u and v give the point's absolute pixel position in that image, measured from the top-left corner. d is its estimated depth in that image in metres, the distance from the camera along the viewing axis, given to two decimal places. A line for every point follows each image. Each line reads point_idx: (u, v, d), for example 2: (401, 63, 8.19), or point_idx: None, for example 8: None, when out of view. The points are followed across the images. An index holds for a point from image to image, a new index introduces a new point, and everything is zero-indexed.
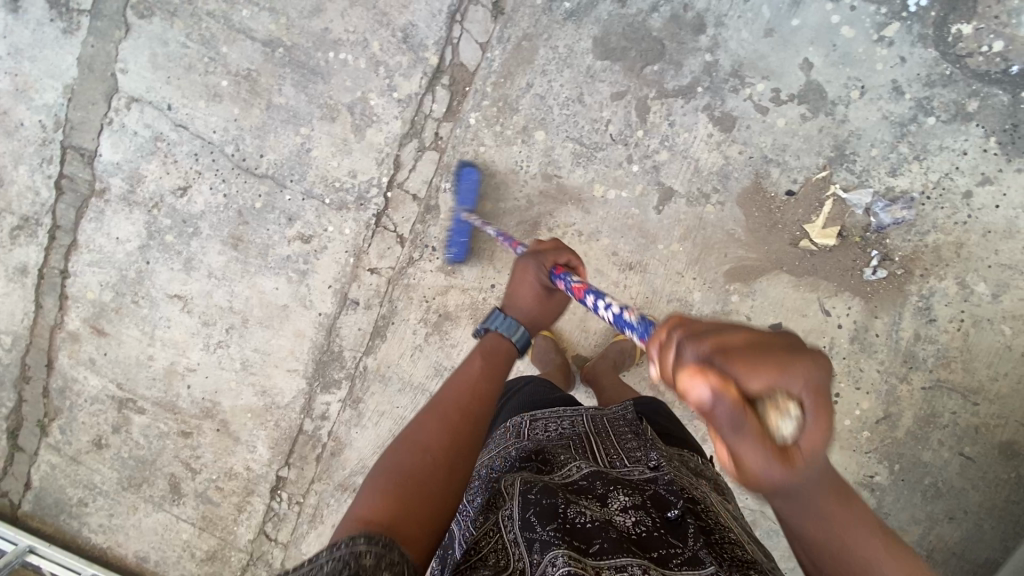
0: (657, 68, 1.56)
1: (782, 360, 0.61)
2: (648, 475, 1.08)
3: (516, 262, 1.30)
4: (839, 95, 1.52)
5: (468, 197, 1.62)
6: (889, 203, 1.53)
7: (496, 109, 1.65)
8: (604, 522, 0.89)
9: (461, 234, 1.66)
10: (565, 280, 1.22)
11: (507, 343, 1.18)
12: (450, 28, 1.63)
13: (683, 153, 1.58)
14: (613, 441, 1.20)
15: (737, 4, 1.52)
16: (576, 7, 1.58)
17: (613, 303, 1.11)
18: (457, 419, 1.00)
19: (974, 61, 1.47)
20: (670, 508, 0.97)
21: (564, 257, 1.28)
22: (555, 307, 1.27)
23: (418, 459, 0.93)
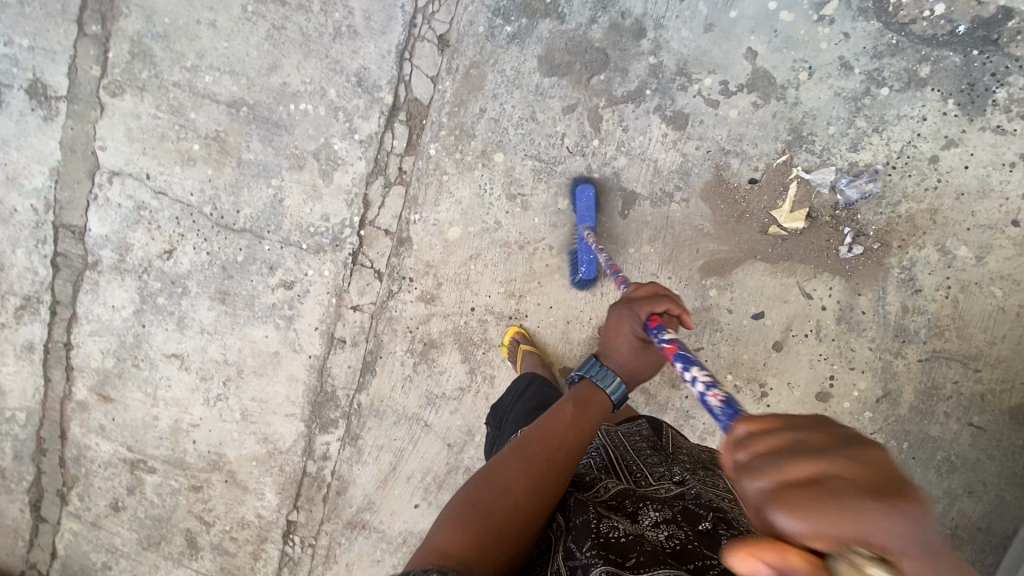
0: (603, 77, 1.59)
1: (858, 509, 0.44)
2: (674, 486, 1.05)
3: (614, 305, 1.22)
4: (788, 79, 1.52)
5: (589, 215, 1.58)
6: (854, 179, 1.51)
7: (453, 137, 1.68)
8: (636, 539, 0.89)
9: (587, 252, 1.61)
10: (660, 335, 1.08)
11: (598, 399, 1.12)
12: (401, 66, 1.69)
13: (640, 156, 1.60)
14: (634, 453, 1.17)
15: (673, 5, 1.55)
16: (517, 29, 1.62)
17: (701, 376, 0.88)
18: (540, 463, 0.99)
19: (918, 27, 1.46)
20: (701, 521, 0.95)
21: (662, 305, 1.13)
22: (647, 363, 1.18)
23: (493, 499, 0.94)
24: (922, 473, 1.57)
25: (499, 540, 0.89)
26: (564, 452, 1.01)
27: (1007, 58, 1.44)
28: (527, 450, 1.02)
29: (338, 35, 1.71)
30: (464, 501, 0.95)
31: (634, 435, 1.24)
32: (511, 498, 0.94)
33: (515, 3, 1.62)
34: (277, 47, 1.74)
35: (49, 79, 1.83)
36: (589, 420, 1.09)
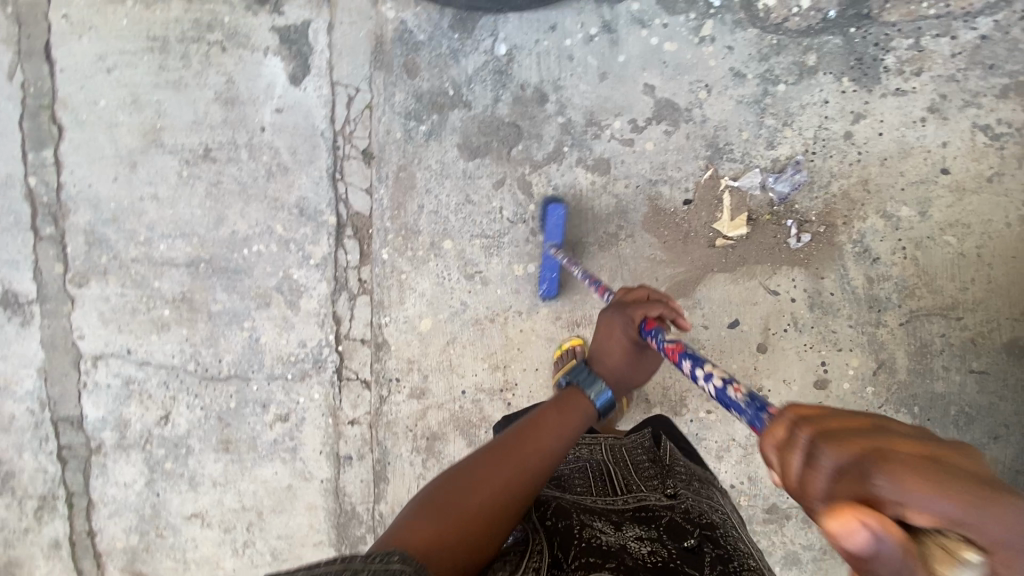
0: (522, 147, 1.67)
1: (961, 491, 0.45)
2: (665, 500, 1.15)
3: (603, 311, 1.31)
4: (689, 101, 1.59)
5: (558, 232, 1.61)
6: (779, 174, 1.56)
7: (400, 237, 1.74)
8: (621, 547, 0.95)
9: (551, 269, 1.65)
10: (656, 336, 1.15)
11: (586, 404, 1.19)
12: (335, 186, 1.77)
13: (577, 208, 1.67)
14: (631, 468, 1.28)
15: (565, 66, 1.64)
16: (432, 125, 1.71)
17: (716, 373, 0.91)
18: (513, 463, 1.02)
19: (793, 23, 1.53)
20: (686, 538, 1.03)
21: (656, 311, 1.22)
22: (637, 364, 1.26)
23: (464, 490, 0.95)
24: (942, 433, 1.55)
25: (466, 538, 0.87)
26: (535, 456, 1.05)
27: (884, 27, 1.50)
28: (500, 451, 1.04)
29: (271, 174, 1.80)
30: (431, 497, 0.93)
31: (635, 448, 1.37)
32: (486, 496, 0.94)
33: (423, 103, 1.71)
34: (219, 201, 1.83)
35: (19, 287, 1.92)
36: (568, 429, 1.14)
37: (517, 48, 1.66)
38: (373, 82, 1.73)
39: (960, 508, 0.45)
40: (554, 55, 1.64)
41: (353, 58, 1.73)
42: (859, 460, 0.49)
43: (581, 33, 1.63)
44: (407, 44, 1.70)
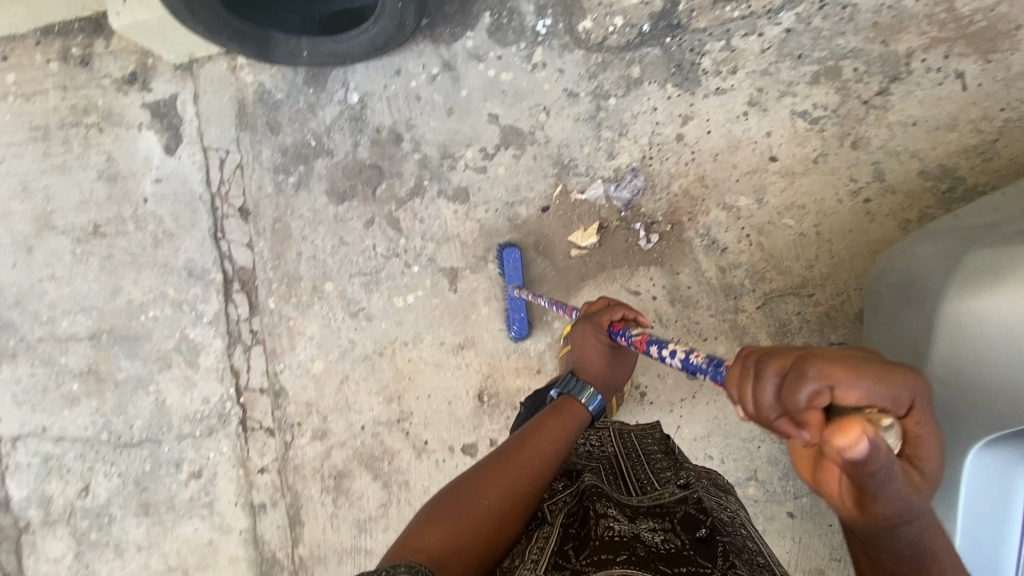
0: (385, 186, 1.75)
1: (877, 371, 0.65)
2: (678, 494, 1.12)
3: (576, 327, 1.41)
4: (532, 125, 1.69)
5: (517, 273, 1.66)
6: (620, 181, 1.67)
7: (284, 286, 1.81)
8: (632, 540, 0.94)
9: (518, 310, 1.68)
10: (625, 337, 1.24)
11: (580, 409, 1.33)
12: (218, 245, 1.85)
13: (445, 237, 1.74)
14: (644, 463, 1.24)
15: (414, 106, 1.74)
16: (300, 176, 1.79)
17: (678, 349, 1.06)
18: (513, 472, 1.12)
19: (612, 40, 1.63)
20: (698, 531, 1.00)
21: (618, 312, 1.32)
22: (617, 364, 1.39)
23: (469, 498, 1.05)
24: None
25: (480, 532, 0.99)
26: (535, 459, 1.16)
27: (695, 33, 1.60)
28: (502, 459, 1.15)
29: (158, 242, 1.88)
30: (439, 506, 1.04)
31: (645, 439, 1.33)
32: (487, 500, 1.05)
33: (289, 157, 1.79)
34: (113, 273, 1.91)
35: None
36: (569, 430, 1.28)
37: (369, 95, 1.75)
38: (241, 143, 1.82)
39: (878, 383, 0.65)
40: (402, 97, 1.74)
41: (220, 124, 1.83)
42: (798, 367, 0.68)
43: (424, 73, 1.73)
44: (267, 104, 1.80)
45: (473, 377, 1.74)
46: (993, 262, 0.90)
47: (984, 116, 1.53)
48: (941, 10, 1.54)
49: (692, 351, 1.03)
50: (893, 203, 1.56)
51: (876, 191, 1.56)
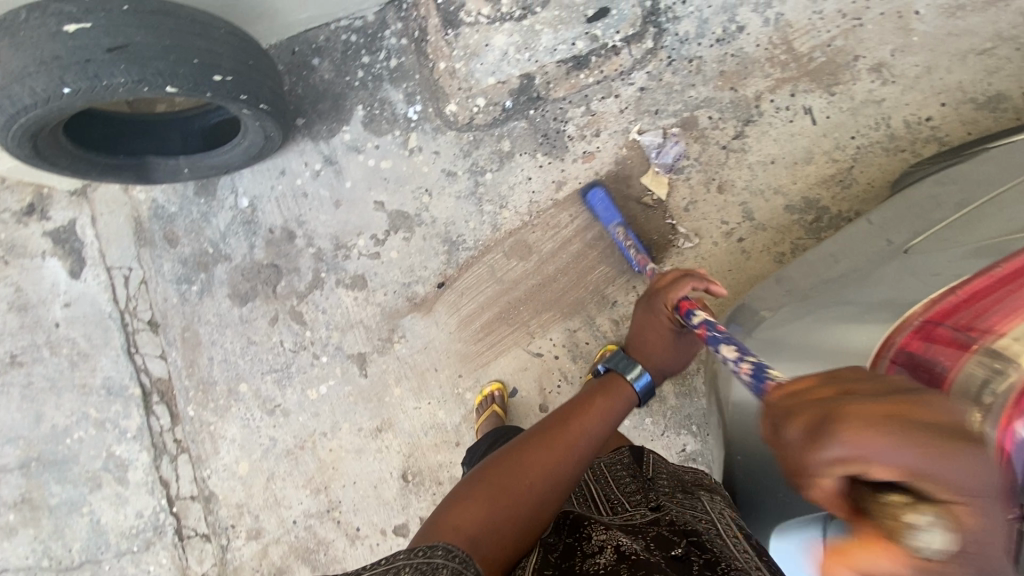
0: (285, 283, 1.79)
1: (908, 435, 0.50)
2: (650, 513, 1.10)
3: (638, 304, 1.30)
4: (417, 206, 1.75)
5: (612, 212, 1.60)
6: (660, 148, 1.63)
7: (200, 392, 1.84)
8: (615, 564, 0.92)
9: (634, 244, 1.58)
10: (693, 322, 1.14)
11: (625, 388, 1.18)
12: (133, 360, 1.87)
13: (348, 324, 1.77)
14: (612, 483, 1.20)
15: (302, 203, 1.78)
16: (202, 284, 1.83)
17: (728, 352, 1.00)
18: (555, 452, 1.06)
19: (479, 119, 1.70)
20: (673, 547, 0.99)
21: (686, 291, 1.21)
22: (681, 352, 1.25)
23: (510, 473, 1.02)
24: None
25: (516, 519, 0.97)
26: (579, 440, 1.09)
27: (556, 102, 1.66)
28: (548, 436, 1.08)
29: (75, 364, 1.90)
30: (480, 480, 1.01)
31: (617, 467, 1.24)
32: (530, 480, 1.02)
33: (189, 266, 1.83)
34: (36, 400, 1.92)
35: None
36: (613, 411, 1.16)
37: (257, 198, 1.80)
38: (142, 259, 1.86)
39: (918, 456, 0.50)
40: (290, 195, 1.79)
41: (120, 243, 1.87)
42: (824, 424, 0.54)
43: (308, 171, 1.78)
44: (163, 218, 1.84)
45: (395, 458, 1.76)
46: (811, 338, 1.01)
47: (837, 147, 1.59)
48: (781, 51, 1.61)
49: (740, 361, 0.95)
50: (766, 239, 1.61)
51: (747, 230, 1.61)
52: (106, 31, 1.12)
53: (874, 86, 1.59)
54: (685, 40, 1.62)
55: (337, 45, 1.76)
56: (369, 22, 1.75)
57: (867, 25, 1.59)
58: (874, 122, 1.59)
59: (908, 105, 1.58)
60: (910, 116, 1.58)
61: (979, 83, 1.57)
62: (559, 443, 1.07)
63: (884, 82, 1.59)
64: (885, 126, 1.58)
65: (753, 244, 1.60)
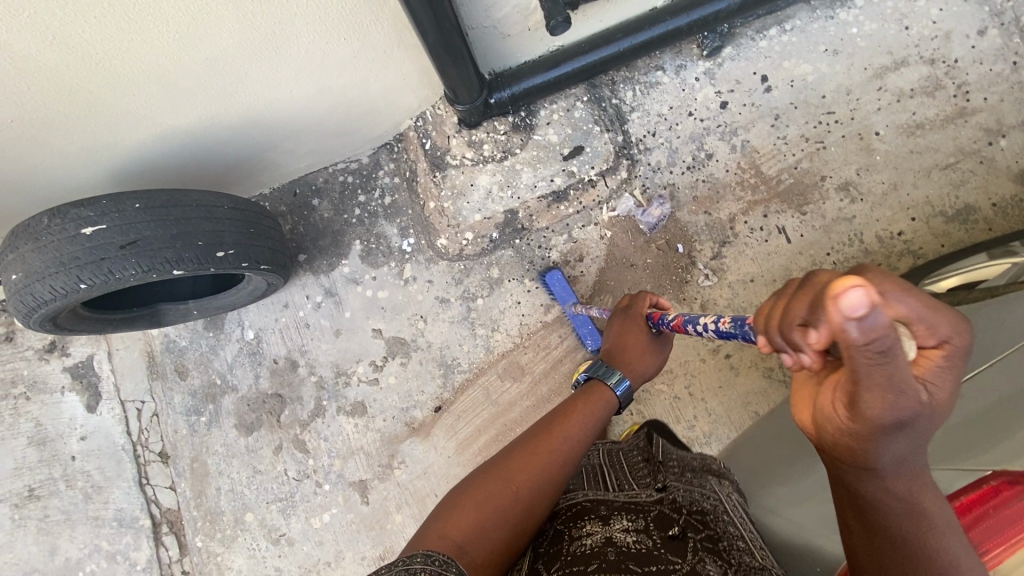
0: (288, 412, 1.85)
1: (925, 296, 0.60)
2: (655, 493, 1.09)
3: (611, 320, 1.39)
4: (413, 332, 1.81)
5: (568, 292, 1.69)
6: (647, 208, 1.71)
7: (208, 522, 1.86)
8: (603, 546, 0.94)
9: (585, 323, 1.70)
10: (665, 322, 1.22)
11: (607, 395, 1.24)
12: (144, 491, 1.91)
13: (350, 452, 1.81)
14: (625, 466, 1.20)
15: (304, 333, 1.86)
16: (210, 415, 1.89)
17: (708, 322, 1.03)
18: (541, 458, 1.09)
19: (469, 250, 1.78)
20: (670, 526, 0.99)
21: (648, 302, 1.33)
22: (658, 355, 1.32)
23: (498, 481, 1.04)
24: None
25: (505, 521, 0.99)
26: (563, 443, 1.13)
27: (540, 231, 1.75)
28: (531, 443, 1.12)
29: (88, 497, 1.93)
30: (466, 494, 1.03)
31: (630, 450, 1.27)
32: (516, 485, 1.04)
33: (198, 397, 1.90)
34: (50, 533, 1.92)
35: None
36: (596, 413, 1.21)
37: (262, 329, 1.88)
38: (155, 392, 1.93)
39: (925, 310, 0.59)
40: (293, 326, 1.87)
41: (135, 376, 1.95)
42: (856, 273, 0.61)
43: (309, 302, 1.86)
44: (174, 351, 1.93)
45: None
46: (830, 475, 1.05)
47: (814, 263, 1.64)
48: (750, 176, 1.68)
49: (719, 320, 1.00)
50: (752, 355, 1.64)
51: (733, 347, 1.65)
52: (120, 230, 1.23)
53: (843, 204, 1.65)
54: (657, 168, 1.71)
55: (335, 186, 1.87)
56: (364, 163, 1.86)
57: (831, 147, 1.66)
58: (847, 239, 1.64)
59: (879, 220, 1.63)
60: (882, 231, 1.62)
61: (947, 197, 1.61)
62: (543, 448, 1.11)
63: (852, 200, 1.64)
64: (858, 242, 1.63)
65: (740, 360, 1.64)
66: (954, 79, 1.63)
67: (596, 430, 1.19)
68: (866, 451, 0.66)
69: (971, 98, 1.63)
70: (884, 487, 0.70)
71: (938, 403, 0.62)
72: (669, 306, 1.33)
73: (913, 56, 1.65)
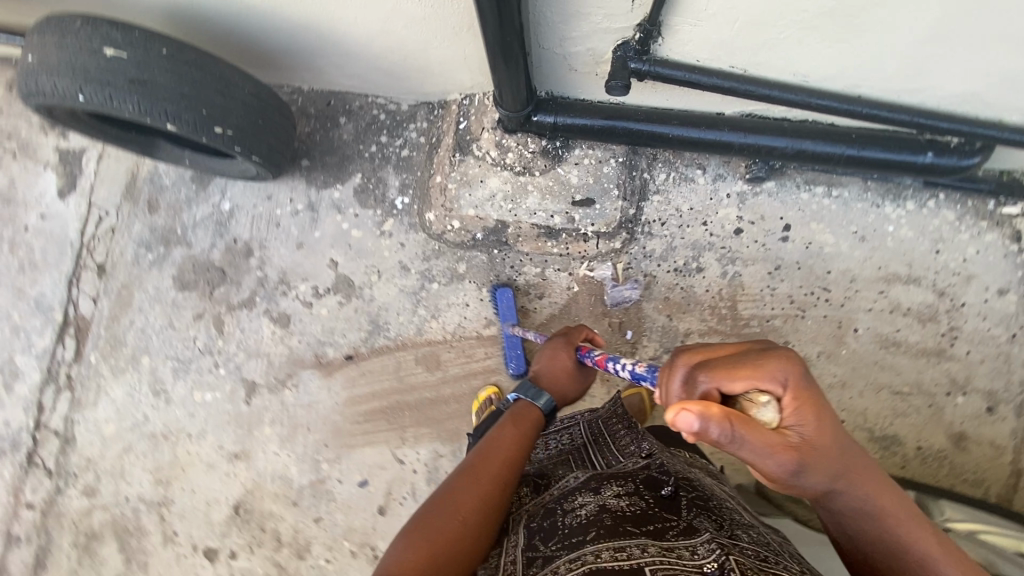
0: (223, 289, 1.91)
1: (756, 360, 0.80)
2: (641, 460, 1.16)
3: (543, 346, 1.43)
4: (364, 280, 1.85)
5: (511, 312, 1.73)
6: (618, 284, 1.73)
7: (109, 346, 1.94)
8: (597, 514, 0.99)
9: (515, 347, 1.74)
10: (592, 356, 1.31)
11: (533, 413, 1.28)
12: (69, 289, 1.98)
13: (258, 352, 1.88)
14: (609, 438, 1.27)
15: (272, 230, 1.91)
16: (157, 256, 1.96)
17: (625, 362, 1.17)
18: (485, 484, 1.11)
19: (449, 236, 1.82)
20: (662, 486, 1.06)
21: (581, 335, 1.41)
22: (580, 381, 1.38)
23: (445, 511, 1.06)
24: None
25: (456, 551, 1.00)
26: (505, 463, 1.15)
27: (518, 254, 1.78)
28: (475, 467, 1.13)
29: (21, 269, 2.00)
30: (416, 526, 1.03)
31: (614, 420, 1.33)
32: (463, 515, 1.05)
33: (156, 236, 1.97)
34: None
35: None
36: (529, 433, 1.24)
37: (239, 207, 1.93)
38: (121, 210, 2.00)
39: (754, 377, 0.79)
40: (266, 218, 1.92)
41: (111, 187, 2.01)
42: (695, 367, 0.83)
43: (290, 206, 1.91)
44: (155, 186, 1.99)
45: (235, 488, 1.82)
46: None
47: None
48: (724, 306, 1.70)
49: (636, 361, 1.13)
50: None
51: None
52: (137, 65, 1.28)
53: None
54: (649, 255, 1.73)
55: (366, 117, 1.90)
56: (401, 110, 1.88)
57: (808, 319, 1.67)
58: None
59: None
60: None
61: (882, 418, 1.62)
62: (489, 472, 1.13)
63: None
64: None
65: None
66: (951, 319, 1.64)
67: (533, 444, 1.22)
68: (799, 488, 0.86)
69: (956, 344, 1.63)
70: (834, 501, 0.90)
71: (810, 431, 0.81)
72: (597, 341, 1.43)
73: (926, 279, 1.65)
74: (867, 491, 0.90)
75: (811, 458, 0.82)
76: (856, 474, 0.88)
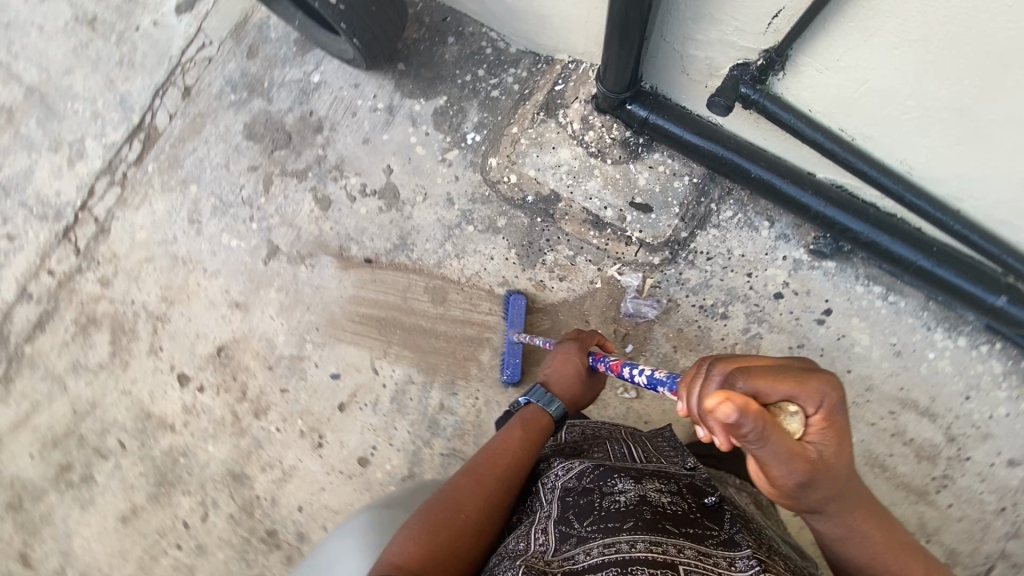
0: (282, 153, 1.98)
1: (800, 377, 0.77)
2: (685, 469, 1.15)
3: (555, 350, 1.48)
4: (408, 197, 1.89)
5: (520, 320, 1.72)
6: (640, 297, 1.71)
7: (167, 163, 2.05)
8: (637, 505, 0.97)
9: (514, 355, 1.74)
10: (604, 361, 1.36)
11: (545, 420, 1.36)
12: (153, 98, 2.09)
13: (290, 221, 1.95)
14: (652, 446, 1.27)
15: (346, 116, 1.95)
16: (238, 99, 2.03)
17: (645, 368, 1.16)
18: (489, 486, 1.19)
19: (503, 188, 1.82)
20: (705, 495, 1.05)
21: (592, 341, 1.46)
22: (590, 388, 1.44)
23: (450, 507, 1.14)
24: None
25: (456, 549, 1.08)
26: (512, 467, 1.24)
27: (558, 230, 1.77)
28: (479, 468, 1.23)
29: (120, 63, 2.11)
30: (425, 519, 1.12)
31: (657, 436, 1.33)
32: (465, 515, 1.13)
33: (244, 81, 2.04)
34: (77, 59, 2.13)
35: None
36: (539, 436, 1.32)
37: (326, 83, 1.98)
38: (223, 45, 2.07)
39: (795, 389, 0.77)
40: (345, 103, 1.96)
41: (223, 21, 2.09)
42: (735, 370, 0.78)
43: (370, 101, 1.94)
44: (261, 34, 2.06)
45: (225, 333, 1.93)
46: None
47: None
48: None
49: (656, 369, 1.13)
50: None
51: None
52: None
53: None
54: (681, 282, 1.69)
55: (473, 45, 1.89)
56: (508, 51, 1.87)
57: None
58: None
59: None
60: None
61: None
62: (494, 474, 1.21)
63: None
64: None
65: None
66: (949, 467, 1.56)
67: (543, 448, 1.30)
68: (794, 503, 0.86)
69: (942, 493, 1.56)
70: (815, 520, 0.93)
71: (830, 453, 0.80)
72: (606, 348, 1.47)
73: (943, 419, 1.57)
74: (849, 515, 0.92)
75: (821, 478, 0.81)
76: (846, 501, 0.90)
